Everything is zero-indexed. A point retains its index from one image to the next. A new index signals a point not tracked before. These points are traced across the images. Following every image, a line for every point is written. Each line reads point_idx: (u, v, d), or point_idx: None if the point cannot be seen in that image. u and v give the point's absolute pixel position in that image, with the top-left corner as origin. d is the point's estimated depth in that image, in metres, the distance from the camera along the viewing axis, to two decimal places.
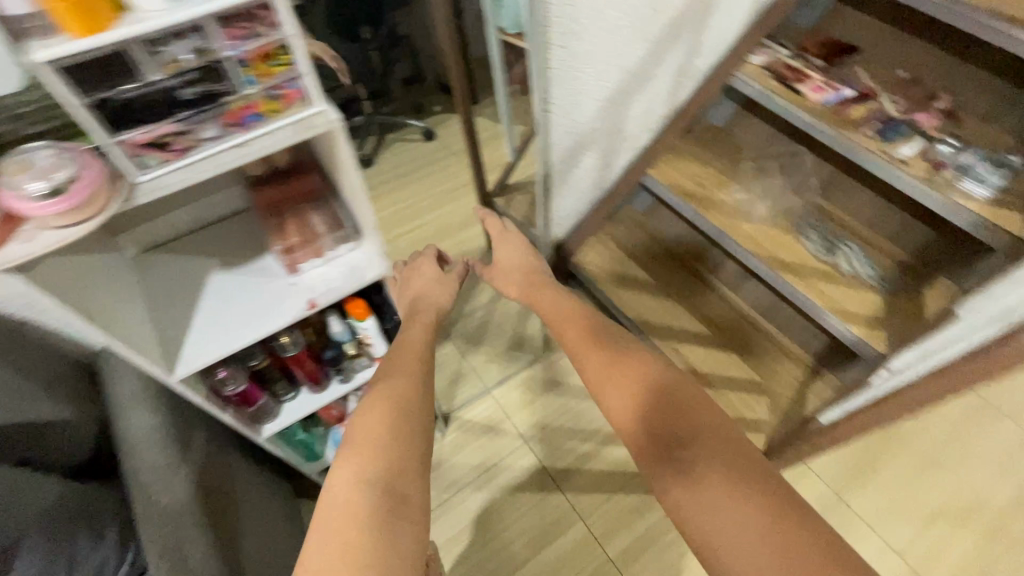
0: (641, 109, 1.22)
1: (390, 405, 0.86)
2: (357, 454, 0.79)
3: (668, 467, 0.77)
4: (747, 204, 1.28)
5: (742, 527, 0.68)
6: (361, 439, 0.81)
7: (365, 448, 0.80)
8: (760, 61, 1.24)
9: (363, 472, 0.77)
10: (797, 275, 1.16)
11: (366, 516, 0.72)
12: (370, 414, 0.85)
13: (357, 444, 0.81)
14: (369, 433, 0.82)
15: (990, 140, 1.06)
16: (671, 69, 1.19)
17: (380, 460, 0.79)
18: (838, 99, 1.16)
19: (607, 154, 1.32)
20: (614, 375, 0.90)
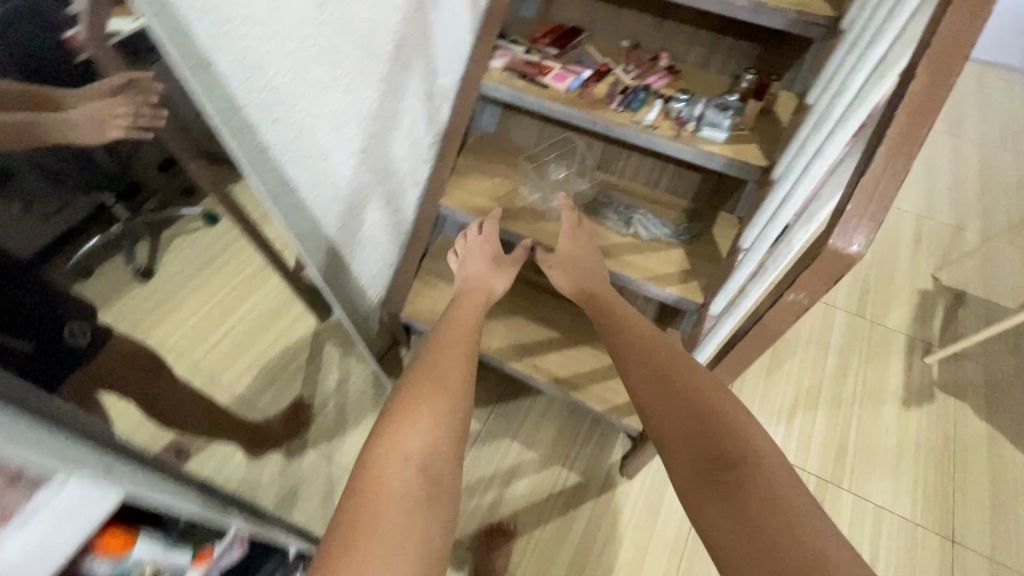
0: (405, 143, 1.15)
1: (432, 390, 0.88)
2: (401, 439, 0.79)
3: (709, 477, 0.82)
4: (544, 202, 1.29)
5: (782, 539, 0.71)
6: (404, 417, 0.82)
7: (408, 430, 0.80)
8: (501, 63, 1.23)
9: (406, 448, 0.78)
10: (609, 256, 1.18)
11: (405, 491, 0.73)
12: (412, 396, 0.86)
13: (400, 421, 0.81)
14: (411, 413, 0.83)
15: (710, 86, 1.19)
16: (418, 97, 1.12)
17: (419, 436, 0.80)
18: (581, 83, 1.19)
19: (393, 201, 1.21)
20: (659, 379, 0.96)
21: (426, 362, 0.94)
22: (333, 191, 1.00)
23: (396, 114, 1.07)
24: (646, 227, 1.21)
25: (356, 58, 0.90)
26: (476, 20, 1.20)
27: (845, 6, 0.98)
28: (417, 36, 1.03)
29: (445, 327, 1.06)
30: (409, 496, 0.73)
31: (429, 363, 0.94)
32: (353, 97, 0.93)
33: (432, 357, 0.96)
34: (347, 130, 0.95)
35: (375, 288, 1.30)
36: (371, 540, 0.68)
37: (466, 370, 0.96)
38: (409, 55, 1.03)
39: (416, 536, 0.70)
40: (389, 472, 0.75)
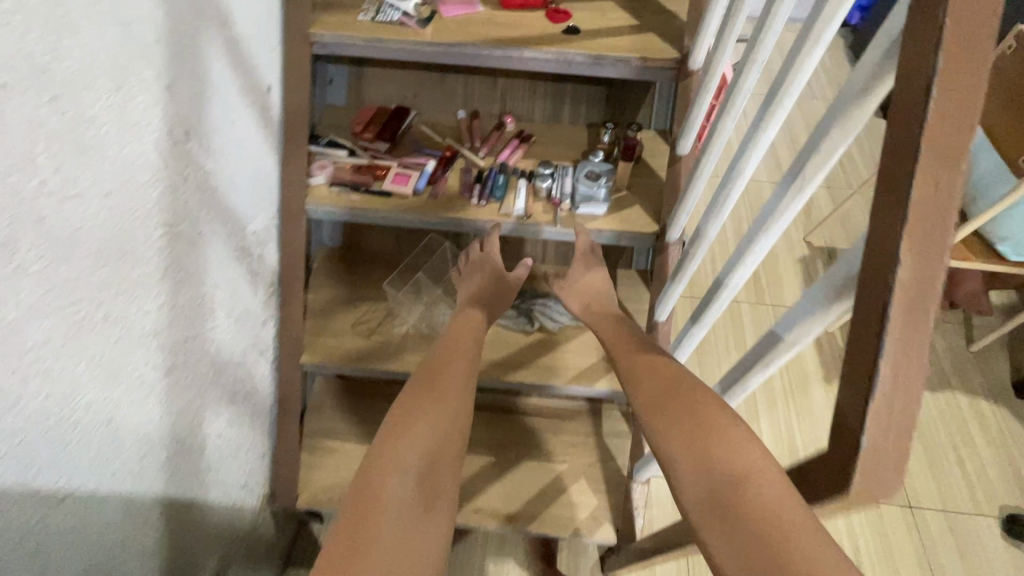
0: (231, 321, 0.87)
1: (434, 383, 0.72)
2: (404, 445, 0.63)
3: (692, 464, 0.61)
4: (428, 319, 1.08)
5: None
6: (406, 422, 0.66)
7: (413, 432, 0.65)
8: (323, 179, 1.00)
9: (402, 455, 0.62)
10: (522, 367, 1.01)
11: (404, 499, 0.58)
12: (417, 396, 0.70)
13: (401, 425, 0.66)
14: (416, 412, 0.67)
15: (571, 143, 1.06)
16: (228, 263, 0.85)
17: (423, 437, 0.65)
18: (427, 179, 1.00)
19: (240, 389, 0.93)
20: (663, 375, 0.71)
21: (436, 355, 0.77)
22: (143, 444, 0.71)
23: (204, 299, 0.80)
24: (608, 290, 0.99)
25: (106, 276, 0.61)
26: (275, 137, 0.95)
27: (686, 43, 0.89)
28: (195, 197, 0.76)
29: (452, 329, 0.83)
30: (411, 507, 0.58)
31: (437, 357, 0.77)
32: (123, 322, 0.65)
33: (440, 348, 0.79)
34: (131, 366, 0.67)
35: (253, 493, 1.01)
36: (367, 553, 0.53)
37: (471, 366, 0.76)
38: (194, 225, 0.76)
39: (415, 549, 0.55)
40: (388, 483, 0.59)
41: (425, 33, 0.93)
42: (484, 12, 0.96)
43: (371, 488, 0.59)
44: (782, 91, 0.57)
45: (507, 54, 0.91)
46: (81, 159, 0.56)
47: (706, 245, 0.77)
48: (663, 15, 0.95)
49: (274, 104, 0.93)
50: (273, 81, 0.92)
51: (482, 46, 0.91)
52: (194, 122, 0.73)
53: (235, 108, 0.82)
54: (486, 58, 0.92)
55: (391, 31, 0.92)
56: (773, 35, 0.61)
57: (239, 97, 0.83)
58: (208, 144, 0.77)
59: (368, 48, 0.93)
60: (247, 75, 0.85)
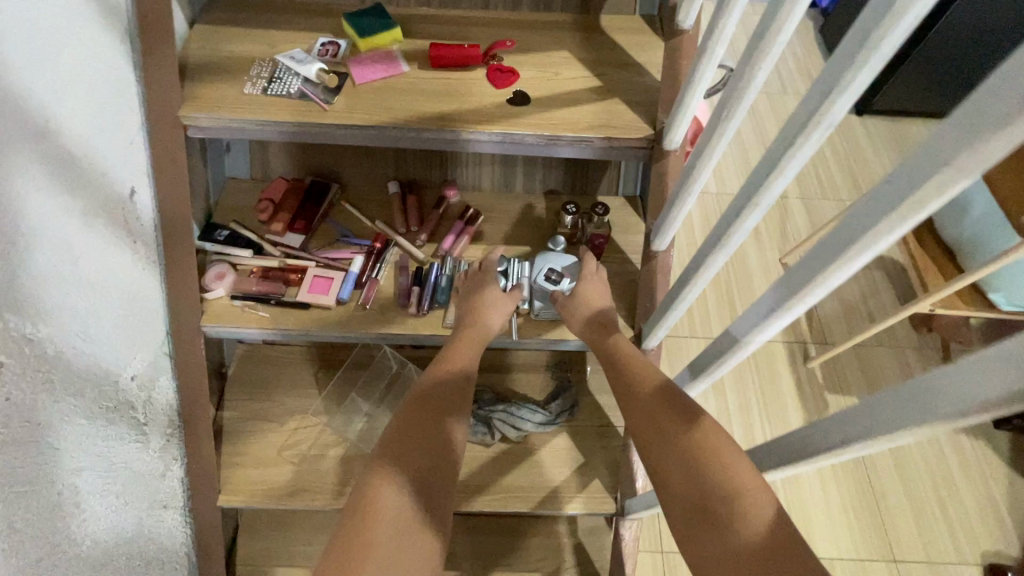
0: (108, 500, 0.69)
1: (434, 395, 0.67)
2: (401, 460, 0.60)
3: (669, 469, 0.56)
4: (369, 434, 0.92)
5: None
6: (403, 439, 0.62)
7: (414, 446, 0.62)
8: (223, 291, 0.80)
9: (392, 473, 0.59)
10: (482, 490, 0.87)
11: (399, 514, 0.56)
12: (416, 407, 0.65)
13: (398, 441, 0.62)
14: (414, 426, 0.63)
15: (526, 221, 0.89)
16: (96, 433, 0.66)
17: (420, 453, 0.61)
18: (353, 282, 0.81)
19: (137, 563, 0.76)
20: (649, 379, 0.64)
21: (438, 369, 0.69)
22: None
23: (61, 497, 0.62)
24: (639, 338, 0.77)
25: None
26: (150, 249, 0.74)
27: (659, 118, 0.72)
28: (25, 382, 0.56)
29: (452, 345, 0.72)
30: (405, 520, 0.56)
31: (438, 374, 0.69)
32: None
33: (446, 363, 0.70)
34: None
35: None
36: (364, 559, 0.52)
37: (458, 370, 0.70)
38: (28, 418, 0.57)
39: (406, 561, 0.54)
40: (384, 495, 0.57)
41: (334, 109, 0.73)
42: (409, 74, 0.76)
43: (368, 501, 0.56)
44: (805, 279, 0.42)
45: (440, 136, 0.73)
46: None
47: (727, 368, 0.61)
48: (629, 74, 0.77)
49: (143, 210, 0.73)
50: (136, 182, 0.71)
51: (408, 126, 0.72)
52: (5, 289, 0.53)
53: (76, 240, 0.62)
54: (414, 139, 0.73)
55: (289, 108, 0.72)
56: (783, 179, 0.46)
57: (82, 222, 0.63)
58: (36, 306, 0.57)
59: (263, 132, 0.73)
60: (93, 189, 0.64)
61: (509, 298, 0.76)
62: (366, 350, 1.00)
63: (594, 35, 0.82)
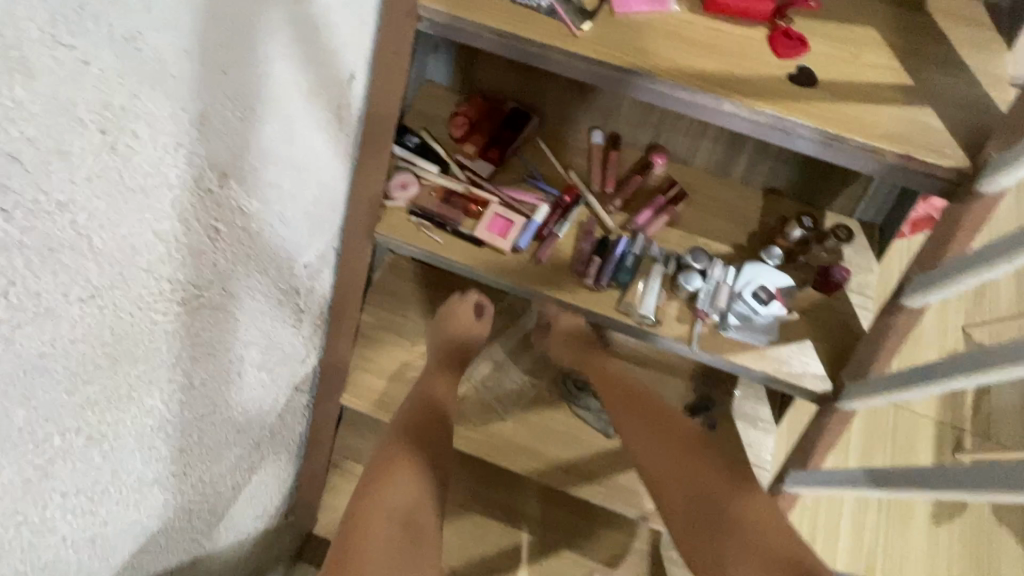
0: (259, 377, 0.71)
1: (429, 407, 0.76)
2: (386, 496, 0.66)
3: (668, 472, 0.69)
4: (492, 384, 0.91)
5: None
6: (390, 471, 0.68)
7: (397, 483, 0.67)
8: (403, 202, 0.76)
9: (384, 501, 0.65)
10: (594, 480, 0.83)
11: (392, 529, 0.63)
12: (411, 416, 0.74)
13: (386, 474, 0.67)
14: (408, 445, 0.71)
15: (733, 218, 0.77)
16: (267, 312, 0.67)
17: (410, 480, 0.68)
18: (532, 232, 0.75)
19: (266, 434, 0.80)
20: (645, 425, 0.73)
21: (418, 392, 0.78)
22: (135, 542, 0.59)
23: (232, 366, 0.64)
24: (817, 389, 0.67)
25: (89, 392, 0.45)
26: (349, 142, 0.71)
27: (984, 147, 0.56)
28: (229, 253, 0.56)
29: (429, 377, 0.81)
30: (393, 554, 0.61)
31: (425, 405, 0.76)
32: (112, 434, 0.49)
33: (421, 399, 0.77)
34: (123, 475, 0.53)
35: (269, 517, 0.94)
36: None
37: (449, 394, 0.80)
38: (225, 287, 0.57)
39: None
40: (377, 528, 0.63)
41: (585, 39, 0.62)
42: (677, 15, 0.63)
43: (359, 538, 0.62)
44: None
45: (706, 103, 0.60)
46: (32, 261, 0.37)
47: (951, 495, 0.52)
48: (954, 78, 0.61)
49: (354, 98, 0.68)
50: (357, 67, 0.66)
51: (666, 82, 0.60)
52: (235, 156, 0.51)
53: (297, 118, 0.59)
54: (664, 98, 0.61)
55: (535, 26, 0.62)
56: None
57: (306, 101, 0.59)
58: (253, 180, 0.55)
59: (502, 48, 0.64)
60: (322, 68, 0.60)
61: (484, 323, 0.88)
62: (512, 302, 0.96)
63: (915, 17, 0.64)
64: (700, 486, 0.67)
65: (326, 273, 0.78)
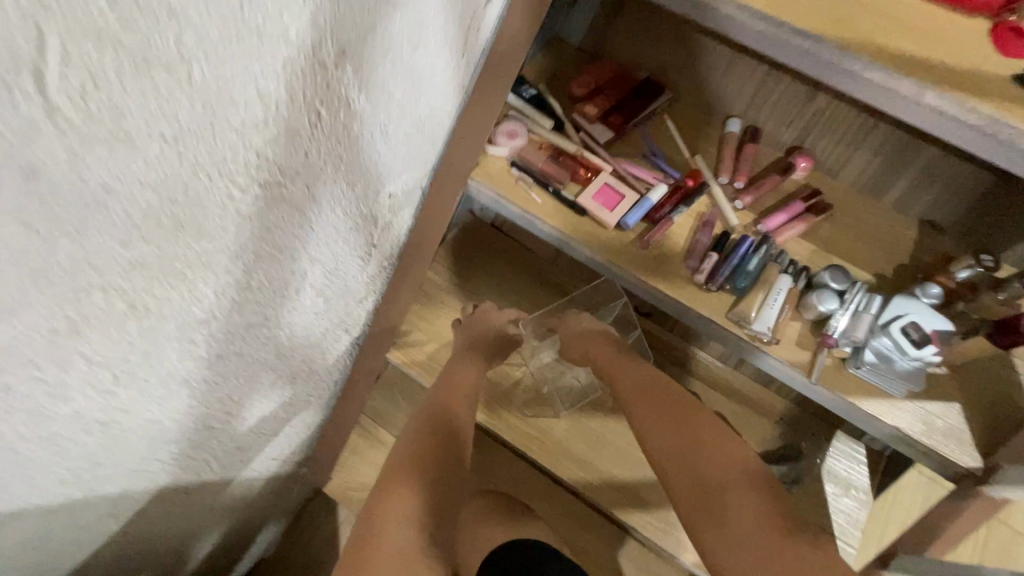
0: (315, 305, 0.65)
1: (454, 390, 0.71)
2: (406, 492, 0.58)
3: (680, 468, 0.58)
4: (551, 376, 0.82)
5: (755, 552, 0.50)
6: (412, 466, 0.61)
7: (418, 480, 0.60)
8: (507, 151, 0.69)
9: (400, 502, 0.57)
10: (644, 508, 0.74)
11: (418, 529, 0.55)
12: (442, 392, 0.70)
13: (407, 471, 0.60)
14: (436, 430, 0.66)
15: (880, 245, 0.65)
16: (341, 232, 0.60)
17: (425, 478, 0.61)
18: (643, 211, 0.66)
19: (304, 371, 0.73)
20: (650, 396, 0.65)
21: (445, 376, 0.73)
22: (147, 444, 0.53)
23: (292, 279, 0.57)
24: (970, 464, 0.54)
25: (144, 253, 0.39)
26: (468, 72, 0.64)
27: None
28: (325, 149, 0.49)
29: (453, 366, 0.74)
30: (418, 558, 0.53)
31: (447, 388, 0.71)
32: (156, 311, 0.43)
33: (445, 385, 0.71)
34: (154, 363, 0.47)
35: (285, 464, 0.87)
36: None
37: (464, 374, 0.73)
38: (309, 185, 0.50)
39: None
40: (397, 530, 0.54)
41: None
42: None
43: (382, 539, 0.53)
44: None
45: (908, 92, 0.50)
46: (124, 69, 0.31)
47: None
48: None
49: (487, 24, 0.62)
50: None
51: (862, 60, 0.50)
52: (358, 35, 0.45)
53: (429, 22, 0.52)
54: (851, 77, 0.51)
55: None
56: None
57: (442, 6, 0.53)
58: (368, 72, 0.49)
59: None
60: None
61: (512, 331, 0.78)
62: (589, 289, 0.83)
63: None
64: (716, 481, 0.56)
65: (407, 213, 0.71)
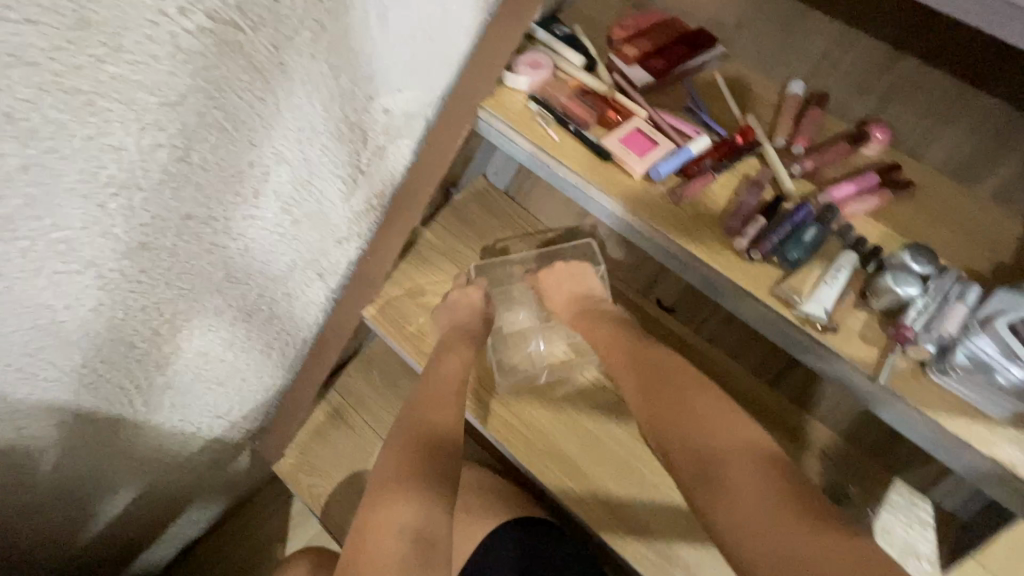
0: (280, 221, 0.55)
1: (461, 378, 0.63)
2: (401, 505, 0.52)
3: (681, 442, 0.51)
4: (501, 343, 0.73)
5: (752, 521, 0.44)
6: (408, 474, 0.54)
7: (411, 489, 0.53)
8: (527, 85, 0.60)
9: (385, 535, 0.50)
10: (642, 536, 0.60)
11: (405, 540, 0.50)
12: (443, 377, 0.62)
13: (400, 484, 0.54)
14: (436, 424, 0.59)
15: (977, 235, 0.52)
16: (319, 135, 0.51)
17: (412, 501, 0.52)
18: (679, 163, 0.55)
19: (262, 309, 0.63)
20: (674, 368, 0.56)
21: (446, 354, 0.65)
22: (34, 334, 0.43)
23: (249, 172, 0.48)
24: None
25: (34, 48, 0.30)
26: None
27: None
28: (300, 2, 0.41)
29: (439, 355, 0.65)
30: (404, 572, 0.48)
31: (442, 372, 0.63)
32: (50, 141, 0.34)
33: (431, 375, 0.63)
34: (46, 220, 0.37)
35: (233, 427, 0.76)
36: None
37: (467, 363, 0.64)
38: (276, 46, 0.42)
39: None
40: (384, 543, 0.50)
41: None
42: None
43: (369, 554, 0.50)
44: None
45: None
46: None
47: None
48: None
49: None
50: None
51: None
52: None
53: None
54: None
55: None
56: None
57: None
58: None
59: None
60: None
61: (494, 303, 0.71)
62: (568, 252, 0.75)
63: None
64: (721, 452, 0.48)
65: (405, 143, 0.62)
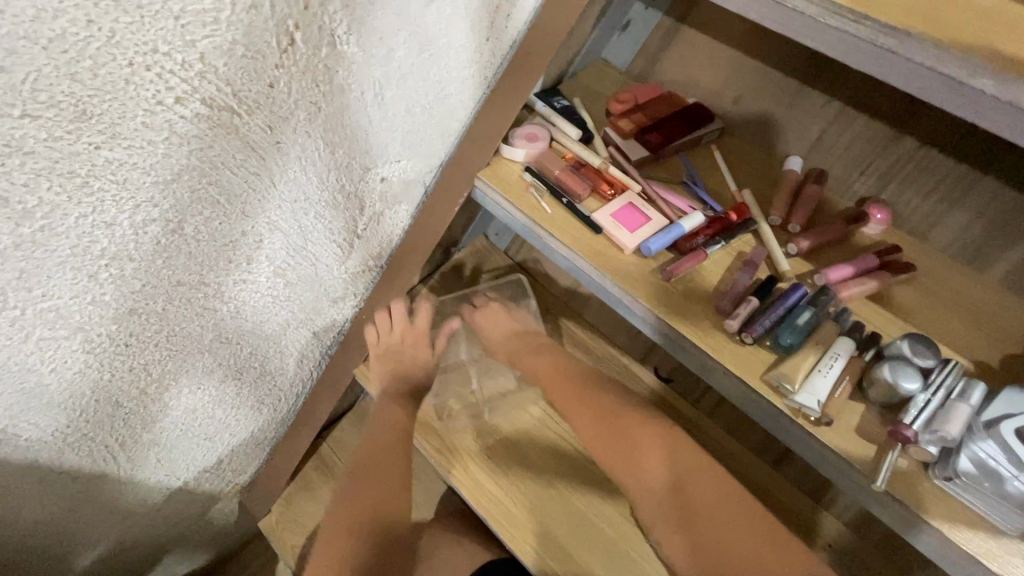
0: (271, 284, 0.56)
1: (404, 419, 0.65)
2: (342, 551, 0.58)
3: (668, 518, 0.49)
4: (444, 387, 0.72)
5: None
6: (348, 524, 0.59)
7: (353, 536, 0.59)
8: (522, 155, 0.61)
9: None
10: None
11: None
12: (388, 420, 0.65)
13: (338, 530, 0.59)
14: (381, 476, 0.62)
15: (982, 324, 0.50)
16: (314, 205, 0.53)
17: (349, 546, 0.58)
18: (671, 238, 0.54)
19: (253, 367, 0.63)
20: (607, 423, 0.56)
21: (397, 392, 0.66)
22: (18, 397, 0.43)
23: (241, 239, 0.49)
24: None
25: (31, 136, 0.32)
26: (491, 61, 0.59)
27: None
28: (296, 87, 0.43)
29: (385, 396, 0.66)
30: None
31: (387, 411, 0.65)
32: (42, 218, 0.35)
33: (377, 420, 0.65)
34: (33, 290, 0.38)
35: (220, 482, 0.75)
36: None
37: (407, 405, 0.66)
38: (272, 127, 0.44)
39: None
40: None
41: None
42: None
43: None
44: None
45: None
46: None
47: None
48: None
49: (518, 12, 0.57)
50: None
51: (970, 65, 0.39)
52: None
53: None
54: (957, 90, 0.40)
55: None
56: None
57: None
58: (362, 12, 0.43)
59: None
60: None
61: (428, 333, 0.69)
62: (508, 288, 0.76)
63: None
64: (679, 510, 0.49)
65: (403, 208, 0.64)
